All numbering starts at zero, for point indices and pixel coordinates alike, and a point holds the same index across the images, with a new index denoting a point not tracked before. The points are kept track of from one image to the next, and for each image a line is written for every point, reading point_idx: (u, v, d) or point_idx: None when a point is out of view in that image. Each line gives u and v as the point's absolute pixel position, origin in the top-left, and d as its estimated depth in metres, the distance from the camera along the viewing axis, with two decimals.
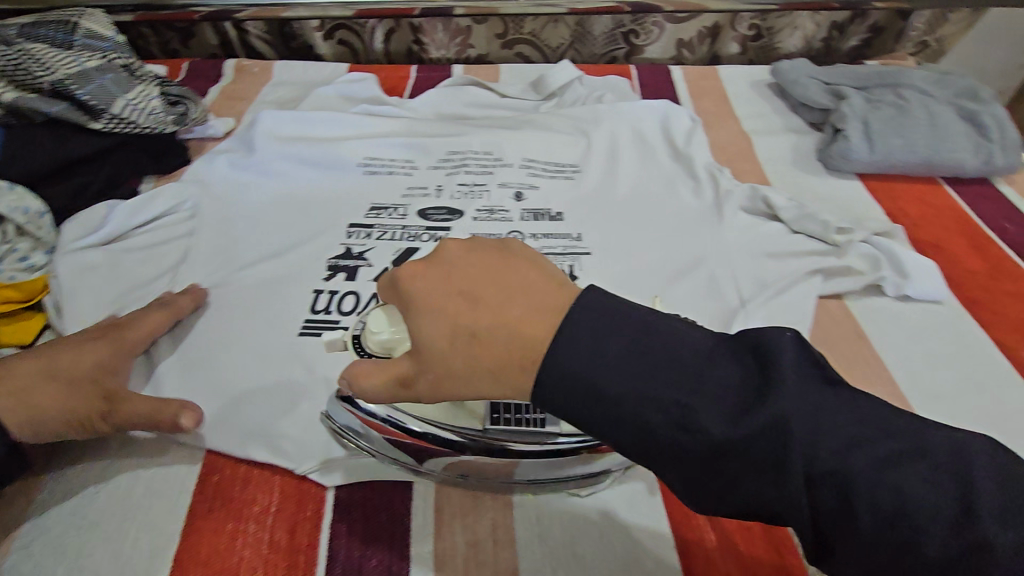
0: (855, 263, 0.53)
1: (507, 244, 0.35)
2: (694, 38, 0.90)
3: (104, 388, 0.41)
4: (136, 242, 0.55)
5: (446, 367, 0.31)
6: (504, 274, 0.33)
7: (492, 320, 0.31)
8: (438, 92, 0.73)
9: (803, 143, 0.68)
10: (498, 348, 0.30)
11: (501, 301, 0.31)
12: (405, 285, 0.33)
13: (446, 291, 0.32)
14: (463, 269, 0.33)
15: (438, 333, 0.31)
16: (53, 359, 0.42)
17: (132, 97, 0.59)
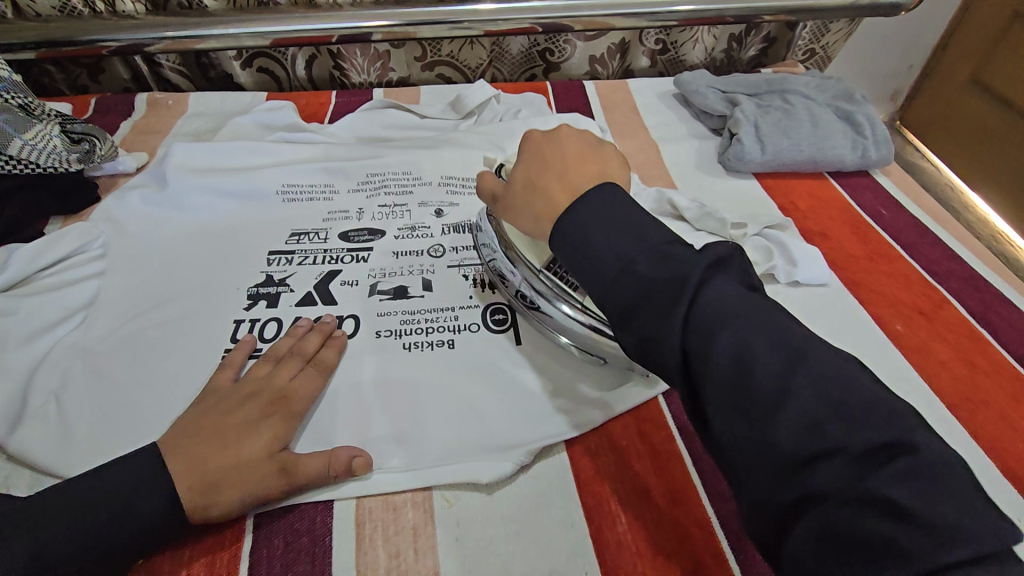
0: (749, 255, 0.57)
1: (608, 143, 0.45)
2: (606, 54, 0.95)
3: (237, 460, 0.39)
4: (41, 286, 0.53)
5: (516, 199, 0.44)
6: (590, 157, 0.43)
7: (561, 182, 0.41)
8: (357, 116, 0.75)
9: (705, 148, 0.74)
10: (545, 203, 0.41)
11: (574, 173, 0.42)
12: (528, 138, 0.46)
13: (545, 155, 0.44)
14: (570, 147, 0.44)
15: (517, 180, 0.44)
16: (234, 426, 0.41)
17: (31, 137, 0.57)
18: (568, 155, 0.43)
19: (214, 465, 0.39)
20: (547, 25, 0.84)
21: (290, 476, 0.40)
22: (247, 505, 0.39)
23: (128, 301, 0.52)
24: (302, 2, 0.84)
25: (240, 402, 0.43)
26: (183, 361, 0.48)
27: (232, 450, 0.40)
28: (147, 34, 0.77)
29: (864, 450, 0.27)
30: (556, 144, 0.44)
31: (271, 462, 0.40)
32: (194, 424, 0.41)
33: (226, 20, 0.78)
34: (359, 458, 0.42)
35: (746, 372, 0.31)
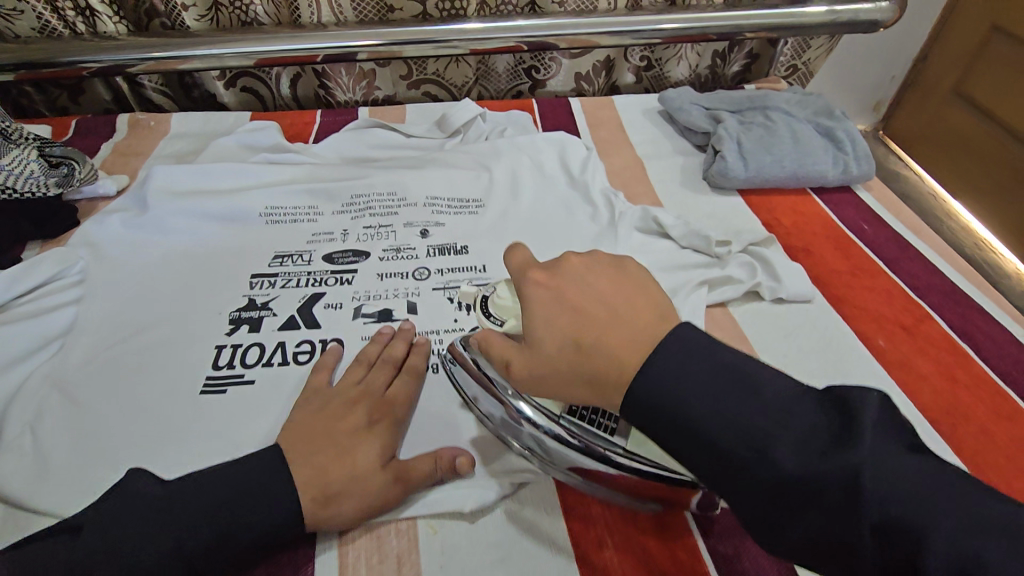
0: (734, 273, 0.57)
1: (623, 264, 0.39)
2: (591, 71, 0.95)
3: (355, 468, 0.40)
4: (18, 313, 0.52)
5: (548, 366, 0.36)
6: (622, 294, 0.36)
7: (600, 336, 0.34)
8: (342, 135, 0.74)
9: (690, 165, 0.74)
10: (596, 362, 0.34)
11: (614, 321, 0.35)
12: (525, 284, 0.39)
13: (563, 300, 0.37)
14: (590, 286, 0.37)
15: (542, 337, 0.36)
16: (338, 438, 0.41)
17: (7, 163, 0.58)
18: (596, 295, 0.37)
19: (335, 475, 0.39)
20: (531, 43, 0.84)
21: (404, 483, 0.41)
22: (360, 515, 0.39)
23: (107, 327, 0.51)
24: (286, 22, 0.84)
25: (350, 410, 0.44)
26: (163, 388, 0.48)
27: (349, 458, 0.40)
28: (129, 54, 0.77)
29: (813, 477, 0.28)
30: (574, 282, 0.38)
31: (386, 470, 0.41)
32: (309, 431, 0.42)
33: (209, 41, 0.78)
34: (462, 457, 0.43)
35: (892, 520, 0.26)
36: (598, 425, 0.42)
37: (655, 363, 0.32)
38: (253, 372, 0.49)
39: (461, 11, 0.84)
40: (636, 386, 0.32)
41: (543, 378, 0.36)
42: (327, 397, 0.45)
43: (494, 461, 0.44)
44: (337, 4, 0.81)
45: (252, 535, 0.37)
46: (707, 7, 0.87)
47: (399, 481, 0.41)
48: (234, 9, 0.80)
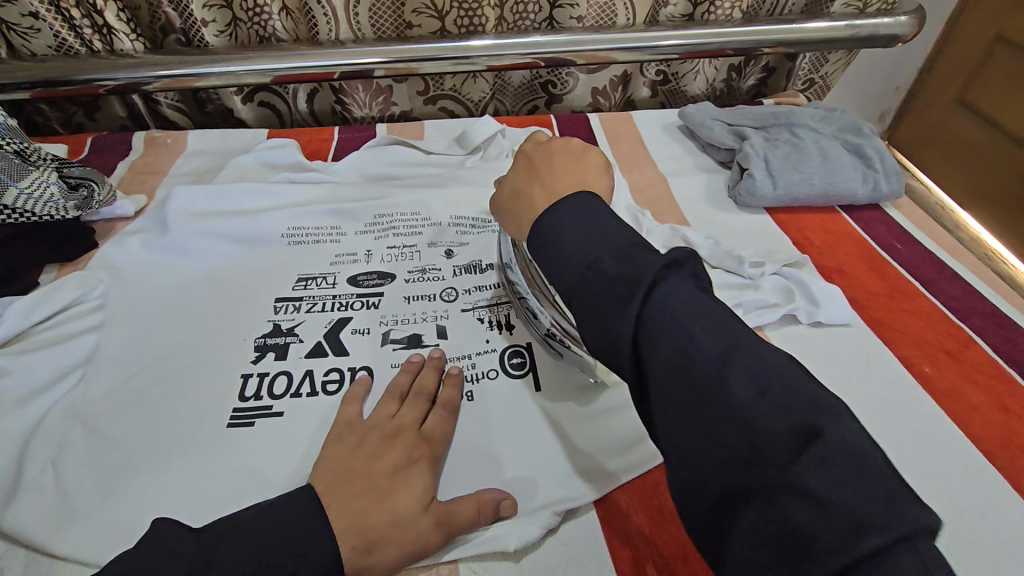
0: (770, 296, 0.56)
1: (592, 153, 0.49)
2: (608, 86, 0.95)
3: (394, 511, 0.38)
4: (39, 340, 0.51)
5: (504, 196, 0.49)
6: (575, 168, 0.47)
7: (546, 188, 0.45)
8: (362, 153, 0.73)
9: (714, 182, 0.73)
10: (531, 198, 0.46)
11: (558, 180, 0.45)
12: (521, 149, 0.50)
13: (539, 163, 0.47)
14: (560, 157, 0.47)
15: (506, 185, 0.48)
16: (377, 479, 0.40)
17: (27, 185, 0.56)
18: (557, 159, 0.47)
19: (375, 519, 0.38)
20: (550, 59, 0.84)
21: (444, 526, 0.39)
22: (400, 561, 0.38)
23: (129, 355, 0.50)
24: (303, 38, 0.83)
25: (386, 447, 0.42)
26: (189, 419, 0.46)
27: (388, 502, 0.39)
28: (146, 72, 0.76)
29: (739, 408, 0.29)
30: (544, 155, 0.48)
31: (426, 513, 0.39)
32: (348, 470, 0.40)
33: (227, 58, 0.77)
34: (505, 500, 0.42)
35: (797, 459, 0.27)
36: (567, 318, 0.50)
37: (563, 207, 0.40)
38: (282, 402, 0.48)
39: (479, 27, 0.83)
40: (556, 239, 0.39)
41: (498, 211, 0.49)
42: (361, 433, 0.43)
43: (534, 497, 0.43)
44: (355, 20, 0.81)
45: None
46: (725, 22, 0.87)
47: (440, 526, 0.39)
48: (251, 26, 0.80)
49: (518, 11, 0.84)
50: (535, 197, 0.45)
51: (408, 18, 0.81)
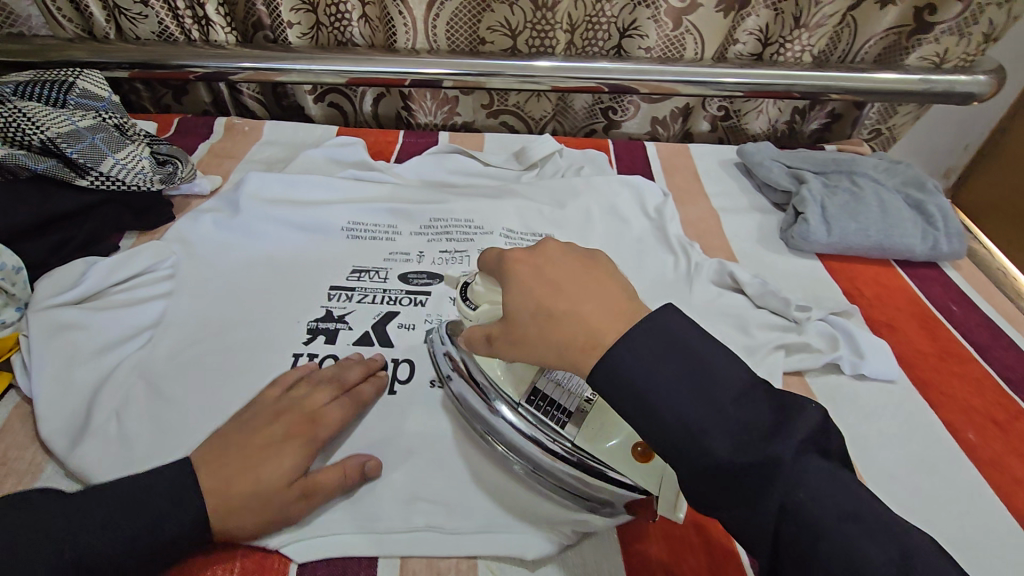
0: (813, 341, 0.55)
1: (596, 255, 0.41)
2: (668, 117, 0.96)
3: (257, 482, 0.40)
4: (114, 300, 0.54)
5: (518, 333, 0.39)
6: (594, 277, 0.39)
7: (566, 308, 0.37)
8: (424, 158, 0.76)
9: (767, 223, 0.73)
10: (568, 330, 0.36)
11: (580, 297, 0.37)
12: (510, 260, 0.41)
13: (540, 277, 0.39)
14: (559, 270, 0.39)
15: (519, 310, 0.38)
16: (246, 446, 0.42)
17: (121, 157, 0.60)
18: (564, 277, 0.38)
19: (239, 486, 0.40)
20: (613, 86, 0.85)
21: (309, 499, 0.42)
22: (257, 530, 0.40)
23: (195, 325, 0.53)
24: (379, 45, 0.87)
25: (271, 420, 0.44)
26: (241, 391, 0.49)
27: (252, 473, 0.41)
28: (234, 64, 0.81)
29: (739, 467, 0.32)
30: (542, 264, 0.40)
31: (289, 487, 0.41)
32: (225, 440, 0.42)
33: (308, 58, 0.82)
34: (370, 461, 0.44)
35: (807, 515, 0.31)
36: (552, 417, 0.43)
37: (628, 342, 0.34)
38: None
39: (548, 48, 0.86)
40: (615, 370, 0.34)
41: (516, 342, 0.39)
42: (258, 406, 0.45)
43: (559, 508, 0.44)
44: (432, 32, 0.84)
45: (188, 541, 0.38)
46: (794, 65, 0.87)
47: (303, 500, 0.41)
48: (333, 29, 0.84)
49: (587, 37, 0.87)
50: (582, 319, 0.36)
51: (482, 34, 0.85)
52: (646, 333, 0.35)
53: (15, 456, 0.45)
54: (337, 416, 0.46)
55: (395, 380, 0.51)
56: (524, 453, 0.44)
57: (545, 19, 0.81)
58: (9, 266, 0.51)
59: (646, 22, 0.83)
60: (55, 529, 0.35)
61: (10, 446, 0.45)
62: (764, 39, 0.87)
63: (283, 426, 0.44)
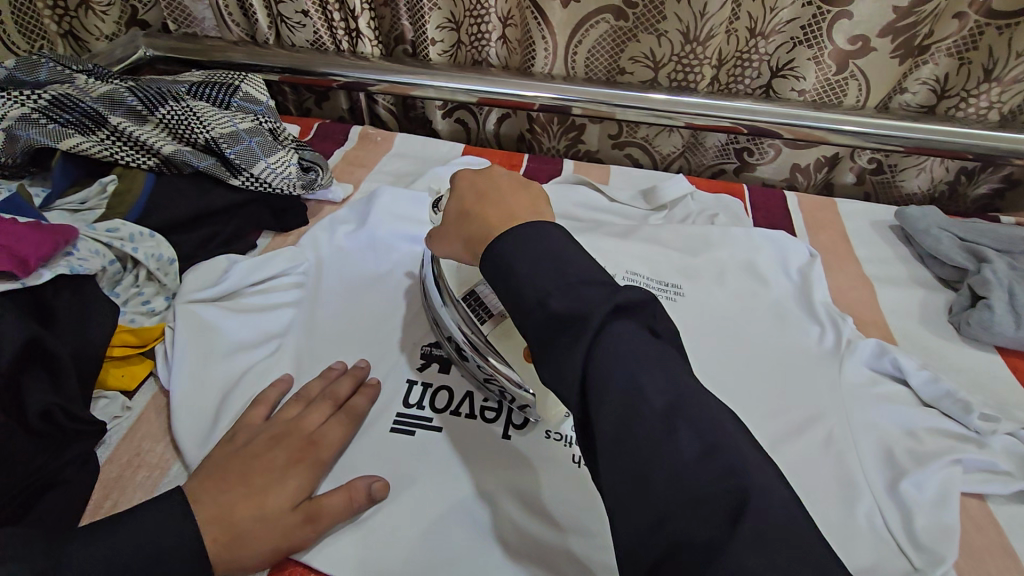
0: (1001, 461, 0.48)
1: (530, 185, 0.44)
2: (811, 165, 0.87)
3: (261, 508, 0.39)
4: (249, 303, 0.56)
5: (445, 231, 0.45)
6: (520, 195, 0.42)
7: (484, 210, 0.41)
8: (549, 188, 0.74)
9: (932, 301, 0.64)
10: (477, 223, 0.41)
11: (498, 205, 0.41)
12: (457, 179, 0.45)
13: (475, 189, 0.43)
14: (493, 183, 0.44)
15: (451, 209, 0.44)
16: (224, 462, 0.41)
17: (273, 161, 0.63)
18: (494, 189, 0.43)
19: (241, 515, 0.39)
20: (756, 128, 0.79)
21: (315, 523, 0.41)
22: (258, 563, 0.39)
23: (323, 341, 0.54)
24: (514, 66, 0.86)
25: (268, 446, 0.43)
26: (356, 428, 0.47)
27: (258, 498, 0.40)
28: (376, 76, 0.83)
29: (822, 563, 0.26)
30: (487, 180, 0.44)
31: (293, 513, 0.40)
32: (213, 464, 0.41)
33: (447, 76, 0.82)
34: (377, 483, 0.43)
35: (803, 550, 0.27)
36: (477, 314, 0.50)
37: (510, 238, 0.37)
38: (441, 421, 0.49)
39: (691, 83, 0.81)
40: (503, 250, 0.37)
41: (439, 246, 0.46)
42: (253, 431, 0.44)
43: None
44: (571, 58, 0.82)
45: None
46: (975, 122, 0.76)
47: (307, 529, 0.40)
48: (472, 48, 0.84)
49: (735, 73, 0.81)
50: (487, 219, 0.40)
51: (623, 64, 0.82)
52: (548, 248, 0.36)
53: (148, 448, 0.46)
54: (334, 439, 0.45)
55: (509, 426, 0.49)
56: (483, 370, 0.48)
57: (693, 53, 0.77)
58: (164, 258, 0.53)
59: (805, 63, 0.76)
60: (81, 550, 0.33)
61: (145, 438, 0.47)
62: (940, 90, 0.78)
63: (287, 451, 0.43)
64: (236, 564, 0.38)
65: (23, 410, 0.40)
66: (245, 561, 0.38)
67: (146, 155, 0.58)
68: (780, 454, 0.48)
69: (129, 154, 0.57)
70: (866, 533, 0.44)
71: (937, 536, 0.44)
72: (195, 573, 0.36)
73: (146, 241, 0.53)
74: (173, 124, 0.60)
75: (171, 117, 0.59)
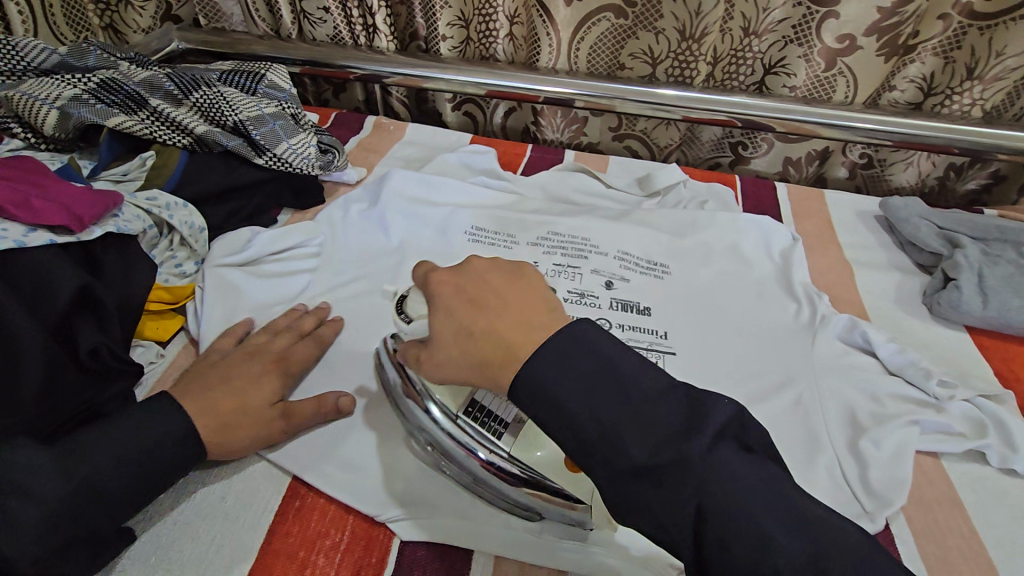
0: (956, 424, 0.52)
1: (521, 271, 0.43)
2: (803, 159, 0.91)
3: (243, 404, 0.46)
4: (270, 269, 0.61)
5: (440, 353, 0.40)
6: (518, 290, 0.41)
7: (488, 324, 0.39)
8: (549, 174, 0.79)
9: (907, 284, 0.68)
10: (490, 344, 0.38)
11: (501, 313, 0.39)
12: (434, 282, 0.42)
13: (466, 296, 0.41)
14: (486, 281, 0.41)
15: (447, 329, 0.40)
16: (212, 370, 0.47)
17: (294, 143, 0.68)
18: (495, 291, 0.41)
19: (226, 409, 0.45)
20: (748, 121, 0.83)
21: (289, 419, 0.47)
22: (243, 449, 0.45)
23: (337, 305, 0.59)
24: (520, 61, 0.91)
25: (248, 361, 0.49)
26: (341, 372, 0.53)
27: (239, 396, 0.46)
28: (390, 69, 0.89)
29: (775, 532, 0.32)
30: (472, 277, 0.42)
31: (271, 411, 0.47)
32: (196, 374, 0.47)
33: (457, 70, 0.88)
34: (344, 397, 0.49)
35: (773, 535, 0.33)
36: (485, 426, 0.45)
37: (542, 357, 0.36)
38: None
39: (688, 78, 0.85)
40: (534, 383, 0.36)
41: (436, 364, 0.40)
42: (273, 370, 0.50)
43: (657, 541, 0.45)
44: (575, 54, 0.87)
45: (187, 461, 0.42)
46: (959, 119, 0.80)
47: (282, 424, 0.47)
48: (481, 44, 0.89)
49: (729, 70, 0.85)
50: (508, 338, 0.37)
51: (623, 60, 0.86)
52: (564, 359, 0.36)
53: None
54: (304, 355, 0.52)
55: None
56: (468, 468, 0.45)
57: (689, 50, 0.81)
58: (196, 227, 0.58)
59: (796, 60, 0.80)
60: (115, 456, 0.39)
61: (177, 381, 0.52)
62: (927, 88, 0.81)
63: (272, 369, 0.49)
64: (221, 451, 0.44)
65: (75, 348, 0.46)
66: (231, 449, 0.44)
67: (181, 134, 0.64)
68: (752, 414, 0.52)
69: (166, 133, 0.63)
70: (826, 483, 0.48)
71: (890, 485, 0.48)
72: (190, 457, 0.42)
73: (180, 210, 0.58)
74: (205, 108, 0.65)
75: (204, 101, 0.65)
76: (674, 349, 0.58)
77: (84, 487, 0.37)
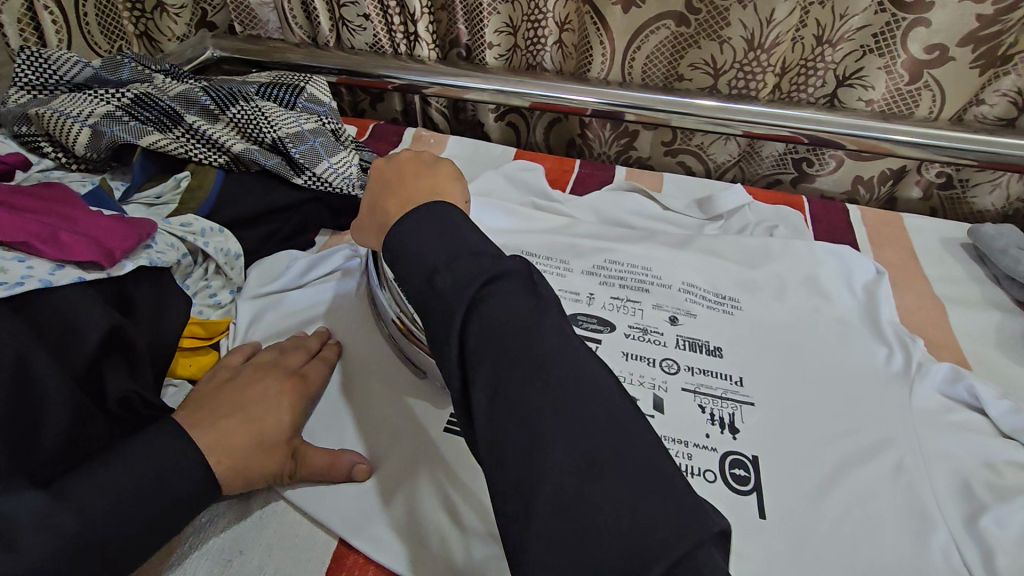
0: None
1: (437, 163, 0.48)
2: (875, 178, 0.84)
3: (260, 436, 0.42)
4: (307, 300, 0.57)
5: (364, 223, 0.47)
6: (431, 179, 0.46)
7: (401, 197, 0.43)
8: (601, 194, 0.73)
9: (1009, 325, 0.61)
10: (392, 209, 0.43)
11: (410, 190, 0.44)
12: (372, 165, 0.47)
13: (388, 177, 0.45)
14: (404, 168, 0.46)
15: (365, 199, 0.46)
16: (228, 393, 0.44)
17: (335, 161, 0.64)
18: (407, 173, 0.46)
19: (239, 439, 0.41)
20: (819, 138, 0.77)
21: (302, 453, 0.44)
22: (262, 478, 0.42)
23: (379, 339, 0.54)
24: (567, 71, 0.86)
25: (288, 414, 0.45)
26: (380, 413, 0.48)
27: (254, 424, 0.42)
28: (432, 79, 0.84)
29: None
30: (396, 164, 0.46)
31: (285, 444, 0.43)
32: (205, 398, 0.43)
33: (501, 80, 0.83)
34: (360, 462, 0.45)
35: None
36: None
37: (427, 208, 0.37)
38: None
39: (752, 91, 0.79)
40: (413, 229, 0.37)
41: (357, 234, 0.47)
42: None
43: None
44: (628, 64, 0.82)
45: (198, 500, 0.38)
46: None
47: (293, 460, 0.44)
48: (527, 53, 0.84)
49: (798, 81, 0.78)
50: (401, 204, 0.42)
51: (681, 71, 0.80)
52: (448, 219, 0.37)
53: None
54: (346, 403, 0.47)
55: None
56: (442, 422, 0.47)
57: (756, 60, 0.75)
58: (232, 253, 0.55)
59: (875, 71, 0.73)
60: (108, 497, 0.34)
61: None
62: None
63: None
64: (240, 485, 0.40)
65: (104, 394, 0.42)
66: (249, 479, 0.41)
67: (217, 152, 0.60)
68: (846, 481, 0.46)
69: (201, 151, 0.59)
70: (942, 569, 0.42)
71: None
72: (207, 497, 0.38)
73: (216, 236, 0.55)
74: (243, 124, 0.61)
75: (241, 116, 0.61)
76: (754, 400, 0.51)
77: (75, 538, 0.33)
